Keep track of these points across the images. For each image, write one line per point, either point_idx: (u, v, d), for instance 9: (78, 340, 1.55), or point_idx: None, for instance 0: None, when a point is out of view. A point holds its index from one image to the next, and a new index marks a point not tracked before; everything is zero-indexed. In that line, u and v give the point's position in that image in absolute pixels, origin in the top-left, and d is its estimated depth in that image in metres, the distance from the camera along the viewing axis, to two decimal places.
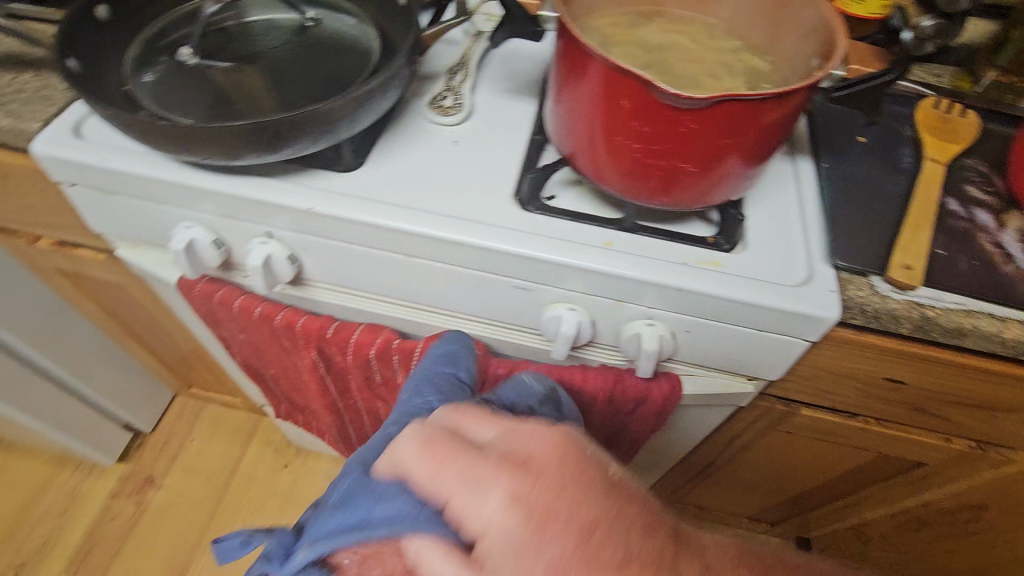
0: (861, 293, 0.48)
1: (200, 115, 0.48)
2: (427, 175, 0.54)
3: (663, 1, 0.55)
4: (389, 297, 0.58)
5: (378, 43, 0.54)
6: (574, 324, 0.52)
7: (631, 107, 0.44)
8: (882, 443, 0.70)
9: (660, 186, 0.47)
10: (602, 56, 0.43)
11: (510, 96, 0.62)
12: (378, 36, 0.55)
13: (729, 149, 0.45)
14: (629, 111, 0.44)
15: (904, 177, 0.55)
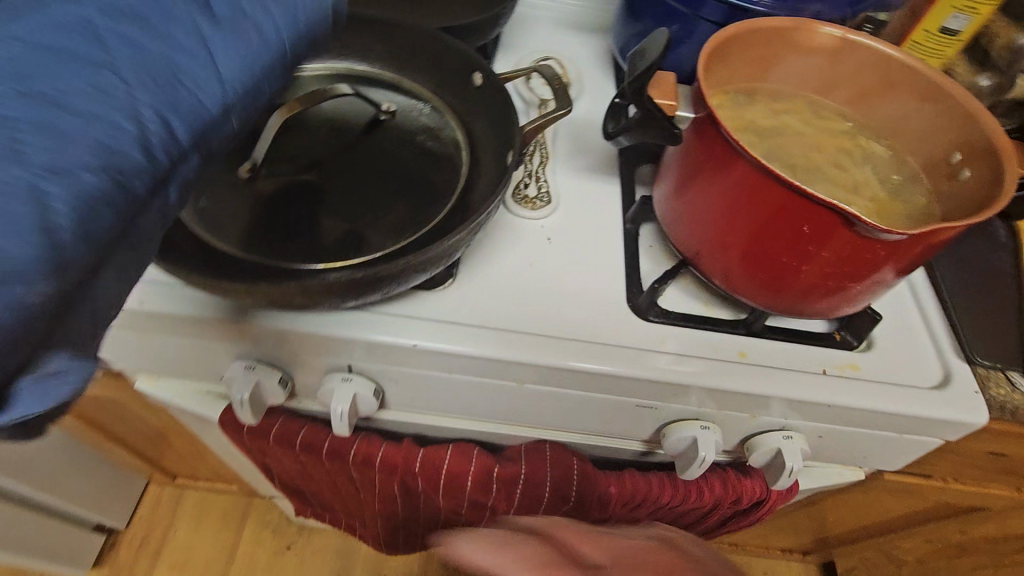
0: (1001, 392, 0.46)
1: (284, 251, 0.41)
2: (529, 284, 0.48)
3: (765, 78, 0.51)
4: (482, 417, 0.51)
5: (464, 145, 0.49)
6: (710, 444, 0.47)
7: (797, 221, 0.38)
8: (949, 494, 0.71)
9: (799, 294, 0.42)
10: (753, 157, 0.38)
11: (589, 175, 0.57)
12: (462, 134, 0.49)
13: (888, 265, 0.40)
14: (793, 226, 0.39)
15: (1005, 253, 0.54)
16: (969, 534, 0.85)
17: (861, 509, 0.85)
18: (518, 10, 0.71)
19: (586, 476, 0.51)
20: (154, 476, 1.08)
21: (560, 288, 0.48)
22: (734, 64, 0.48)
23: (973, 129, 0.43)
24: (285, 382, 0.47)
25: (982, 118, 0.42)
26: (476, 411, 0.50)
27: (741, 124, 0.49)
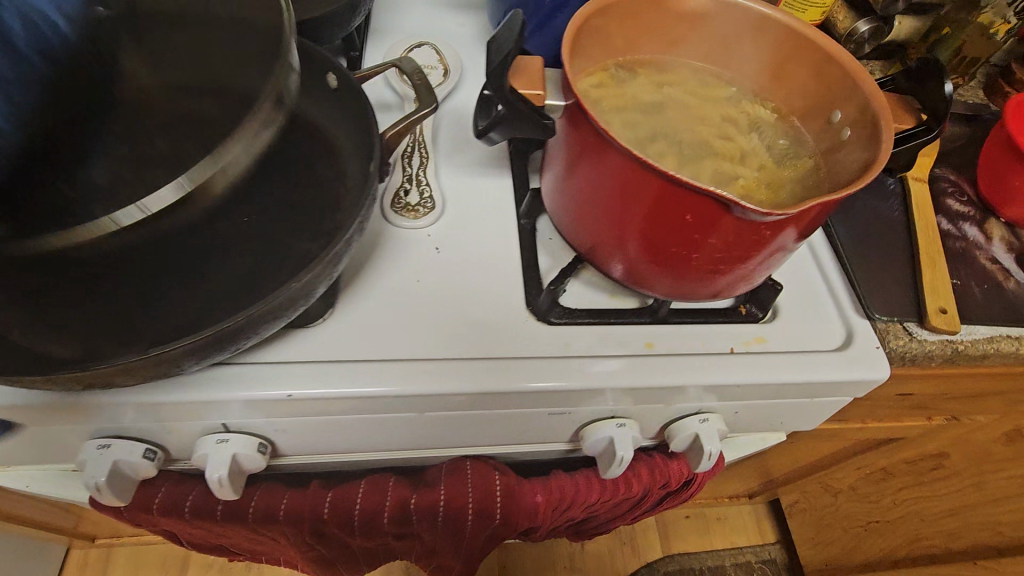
0: (901, 342, 0.47)
1: None
2: (420, 303, 0.44)
3: (645, 50, 0.49)
4: (393, 448, 0.48)
5: None
6: (628, 441, 0.45)
7: (671, 206, 0.36)
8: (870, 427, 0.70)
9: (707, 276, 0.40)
10: (625, 149, 0.35)
11: (478, 169, 0.53)
12: None
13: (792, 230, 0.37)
14: (667, 211, 0.36)
15: (895, 200, 0.55)
16: (894, 459, 0.86)
17: (797, 449, 0.85)
18: None
19: (510, 489, 0.49)
20: (74, 540, 0.99)
21: (454, 301, 0.45)
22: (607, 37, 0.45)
23: (847, 85, 0.42)
24: (155, 453, 0.42)
25: (855, 73, 0.41)
26: (384, 442, 0.47)
27: (623, 103, 0.46)
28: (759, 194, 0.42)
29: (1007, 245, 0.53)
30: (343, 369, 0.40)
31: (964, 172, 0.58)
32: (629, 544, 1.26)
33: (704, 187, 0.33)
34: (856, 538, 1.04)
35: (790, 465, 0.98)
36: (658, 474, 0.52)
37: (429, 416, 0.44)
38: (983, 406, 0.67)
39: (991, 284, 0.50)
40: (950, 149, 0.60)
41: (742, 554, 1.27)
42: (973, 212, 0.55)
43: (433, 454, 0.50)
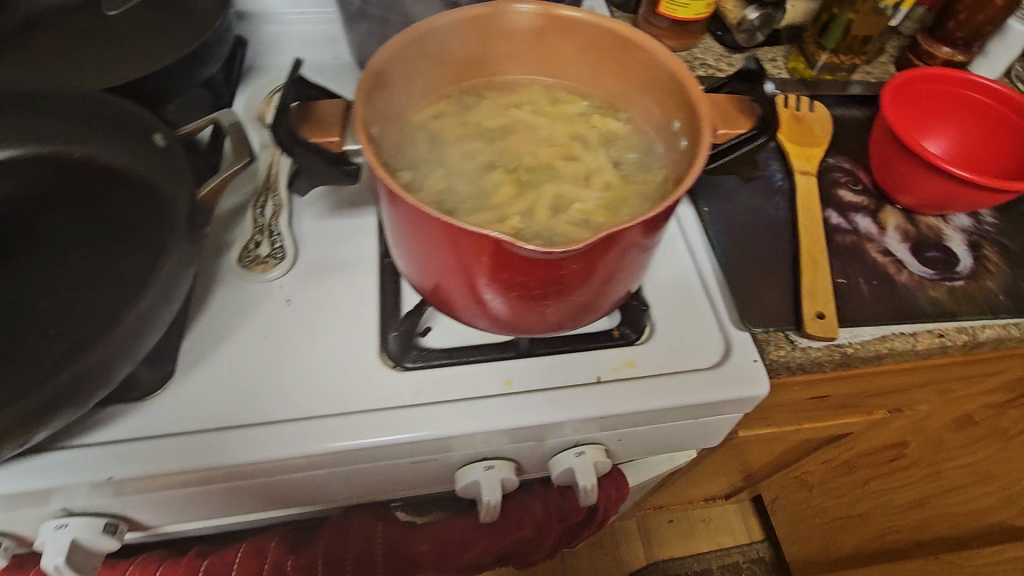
0: (780, 353, 0.45)
1: None
2: (265, 362, 0.43)
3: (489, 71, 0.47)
4: (267, 506, 0.47)
5: (153, 218, 0.42)
6: (496, 485, 0.44)
7: (473, 249, 0.35)
8: (807, 421, 0.65)
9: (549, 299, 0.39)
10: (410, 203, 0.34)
11: (339, 209, 0.51)
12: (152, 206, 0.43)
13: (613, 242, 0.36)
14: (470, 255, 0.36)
15: (781, 197, 0.52)
16: (855, 449, 0.79)
17: (751, 452, 0.80)
18: (264, 31, 0.64)
19: None
20: None
21: (303, 356, 0.43)
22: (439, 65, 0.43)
23: (677, 91, 0.39)
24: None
25: (680, 76, 0.38)
26: (255, 502, 0.45)
27: (463, 131, 0.44)
28: (599, 217, 0.40)
29: (903, 234, 0.50)
30: (176, 442, 0.39)
31: (860, 159, 0.55)
32: (612, 555, 1.22)
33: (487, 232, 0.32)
34: (833, 532, 1.00)
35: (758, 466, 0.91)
36: (554, 510, 0.51)
37: (285, 477, 0.43)
38: (919, 396, 0.64)
39: (882, 278, 0.47)
40: (844, 136, 0.57)
41: (729, 555, 1.24)
42: (867, 201, 0.52)
43: (317, 506, 0.49)
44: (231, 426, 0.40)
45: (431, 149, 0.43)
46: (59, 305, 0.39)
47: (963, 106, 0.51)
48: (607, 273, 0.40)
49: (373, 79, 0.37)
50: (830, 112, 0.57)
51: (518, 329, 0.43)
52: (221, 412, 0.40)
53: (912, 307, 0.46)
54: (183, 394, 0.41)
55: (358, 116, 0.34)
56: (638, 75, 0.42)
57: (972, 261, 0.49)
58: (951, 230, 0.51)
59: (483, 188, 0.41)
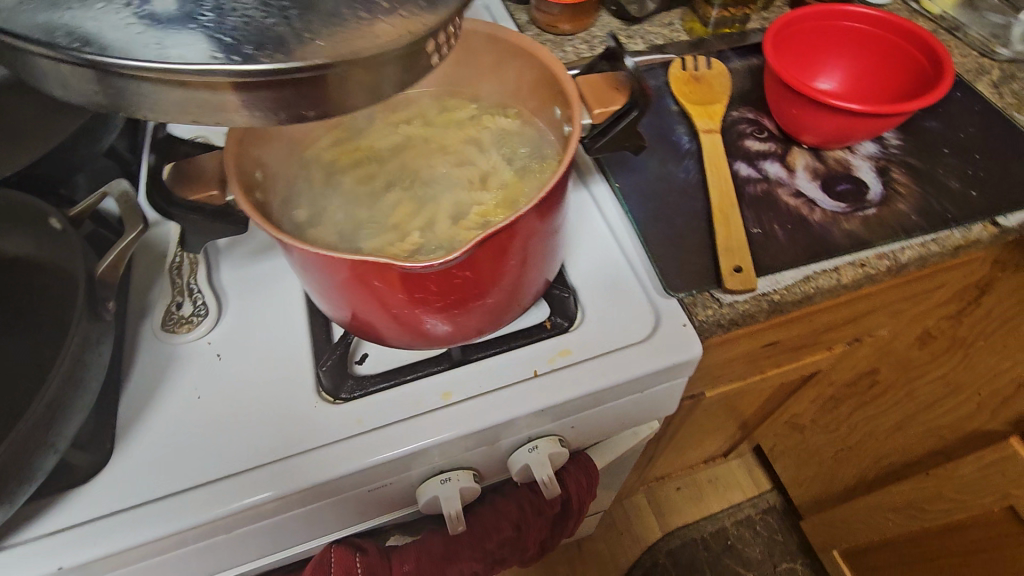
0: (709, 312, 0.45)
1: None
2: (204, 420, 0.42)
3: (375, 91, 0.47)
4: (239, 560, 0.47)
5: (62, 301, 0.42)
6: (455, 495, 0.44)
7: (377, 277, 0.36)
8: (772, 367, 0.67)
9: (468, 304, 0.40)
10: (301, 248, 0.34)
11: (259, 254, 0.51)
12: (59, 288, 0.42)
13: (513, 238, 0.37)
14: (378, 282, 0.36)
15: (690, 160, 0.53)
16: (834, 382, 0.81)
17: (731, 406, 0.80)
18: None
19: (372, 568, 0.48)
20: None
21: (240, 408, 0.43)
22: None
23: (550, 79, 0.39)
24: None
25: (548, 64, 0.38)
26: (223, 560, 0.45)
27: (356, 156, 0.44)
28: (498, 216, 0.40)
29: (812, 172, 0.51)
30: (121, 521, 0.38)
31: (762, 107, 0.56)
32: (627, 534, 1.23)
33: (378, 262, 0.32)
34: (832, 468, 1.01)
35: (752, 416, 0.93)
36: (529, 508, 0.52)
37: (243, 532, 0.43)
38: (872, 323, 0.65)
39: (796, 221, 0.48)
40: (743, 87, 0.58)
41: (741, 510, 1.25)
42: (775, 146, 0.53)
43: (293, 549, 0.49)
44: (177, 492, 0.40)
45: (327, 179, 0.43)
46: None
47: (848, 38, 0.51)
48: (518, 267, 0.40)
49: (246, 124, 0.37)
50: (726, 67, 0.57)
51: (447, 341, 0.43)
52: (164, 480, 0.40)
53: (828, 243, 0.47)
54: (123, 470, 0.40)
55: (230, 167, 0.34)
56: (514, 69, 0.42)
57: (881, 186, 0.50)
58: (859, 160, 0.52)
59: (381, 209, 0.41)
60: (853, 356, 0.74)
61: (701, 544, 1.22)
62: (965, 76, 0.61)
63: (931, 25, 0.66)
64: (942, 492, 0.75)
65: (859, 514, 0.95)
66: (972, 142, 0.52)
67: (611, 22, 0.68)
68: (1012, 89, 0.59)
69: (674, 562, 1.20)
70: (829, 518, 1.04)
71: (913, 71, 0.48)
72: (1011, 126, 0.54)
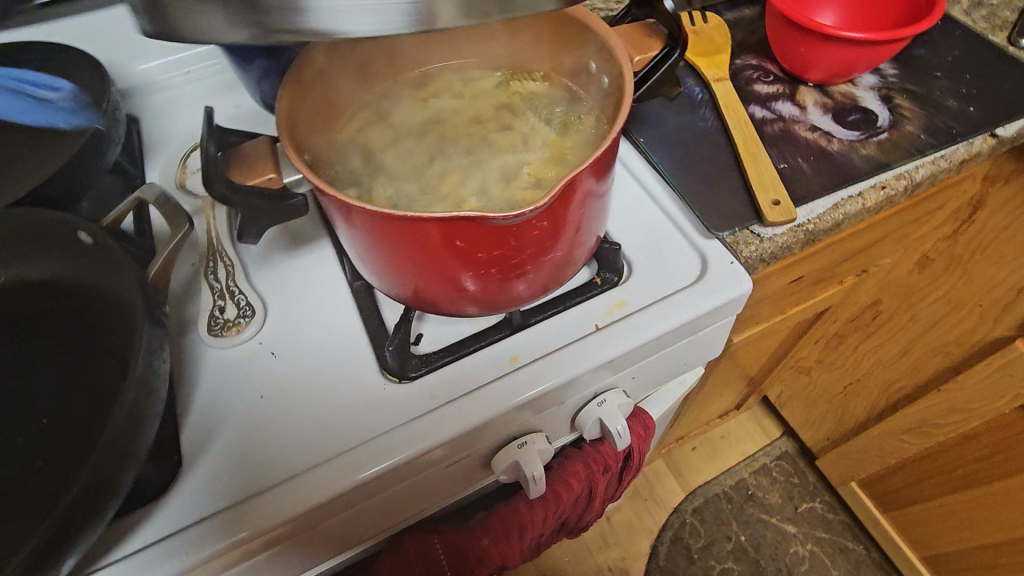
0: (752, 248, 0.47)
1: None
2: (272, 417, 0.42)
3: (399, 70, 0.47)
4: (320, 559, 0.46)
5: (107, 315, 0.40)
6: (533, 458, 0.44)
7: (448, 239, 0.36)
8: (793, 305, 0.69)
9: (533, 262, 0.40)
10: (373, 217, 0.34)
11: (293, 249, 0.50)
12: (101, 303, 0.40)
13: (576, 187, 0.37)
14: (448, 245, 0.36)
15: (705, 109, 0.54)
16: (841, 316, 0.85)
17: (751, 352, 0.83)
18: (153, 100, 0.62)
19: (452, 549, 0.49)
20: None
21: (307, 401, 0.42)
22: (350, 76, 0.43)
23: (582, 33, 0.40)
24: None
25: (580, 17, 0.39)
26: (306, 560, 0.44)
27: (392, 135, 0.44)
28: (549, 173, 0.40)
29: (822, 107, 0.53)
30: (208, 527, 0.37)
31: (762, 52, 0.58)
32: (652, 500, 1.26)
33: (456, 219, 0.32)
34: (841, 404, 1.06)
35: (765, 363, 0.97)
36: (595, 466, 0.52)
37: (327, 525, 0.42)
38: (880, 252, 0.68)
39: (817, 154, 0.50)
40: (741, 37, 0.59)
41: (756, 460, 1.29)
42: (782, 87, 0.55)
43: (369, 543, 0.48)
44: (259, 492, 0.39)
45: (367, 159, 0.42)
46: (39, 434, 0.37)
47: None
48: (575, 222, 0.41)
49: (292, 106, 0.36)
50: (723, 19, 0.59)
51: (507, 306, 0.44)
52: (245, 481, 0.39)
53: (850, 170, 0.49)
54: (199, 477, 0.39)
55: (287, 146, 0.34)
56: (541, 30, 0.43)
57: (887, 112, 0.52)
58: (862, 91, 0.54)
59: (430, 182, 0.41)
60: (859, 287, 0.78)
61: (724, 499, 1.26)
62: None
63: None
64: (955, 405, 0.79)
65: (873, 443, 0.99)
66: (961, 64, 0.55)
67: None
68: (982, 14, 0.63)
69: (700, 519, 1.23)
70: (843, 453, 1.08)
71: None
72: (991, 46, 0.57)
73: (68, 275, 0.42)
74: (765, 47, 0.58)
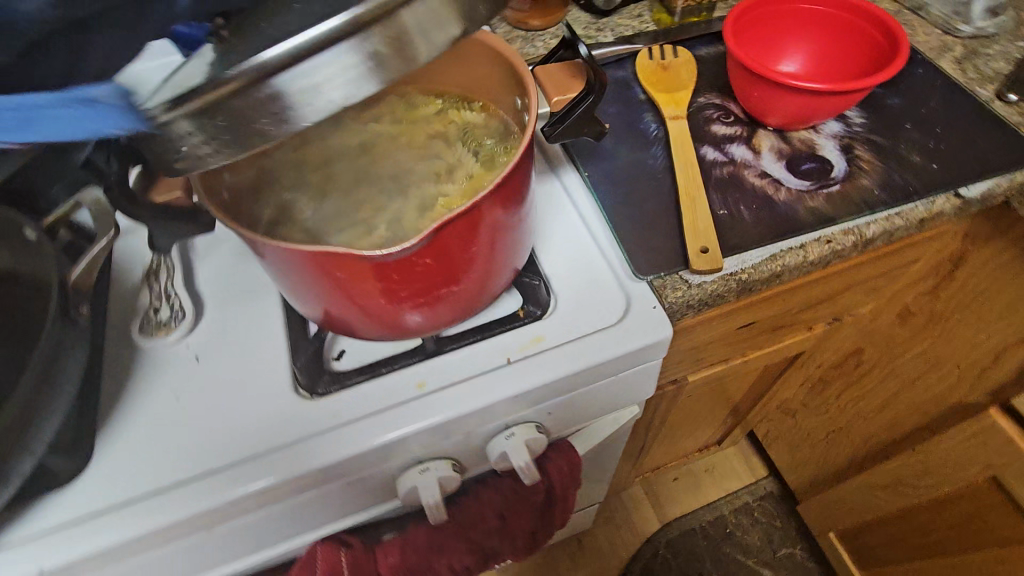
0: (679, 293, 0.46)
1: None
2: (183, 419, 0.43)
3: None
4: (226, 560, 0.47)
5: None
6: (433, 484, 0.45)
7: (346, 269, 0.36)
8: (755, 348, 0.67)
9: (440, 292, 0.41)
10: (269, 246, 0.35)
11: (235, 256, 0.52)
12: None
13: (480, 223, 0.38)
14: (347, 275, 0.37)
15: (658, 146, 0.53)
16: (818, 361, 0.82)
17: (719, 391, 0.80)
18: None
19: (358, 563, 0.49)
20: None
21: (219, 407, 0.44)
22: None
23: (507, 69, 0.40)
24: None
25: (504, 54, 0.39)
26: (209, 559, 0.46)
27: (325, 155, 0.45)
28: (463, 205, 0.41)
29: (778, 153, 0.52)
30: (103, 521, 0.39)
31: (727, 91, 0.57)
32: (626, 527, 1.23)
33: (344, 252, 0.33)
34: (824, 450, 1.02)
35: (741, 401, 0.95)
36: (512, 497, 0.53)
37: (225, 530, 0.43)
38: (850, 302, 0.66)
39: (762, 201, 0.49)
40: (710, 74, 0.58)
41: (738, 498, 1.25)
42: (741, 129, 0.54)
43: (279, 549, 0.49)
44: (156, 492, 0.40)
45: (296, 177, 0.44)
46: None
47: (813, 21, 0.52)
48: (485, 256, 0.41)
49: None
50: (692, 55, 0.58)
51: (420, 332, 0.44)
52: (147, 480, 0.41)
53: (793, 221, 0.47)
54: (105, 472, 0.41)
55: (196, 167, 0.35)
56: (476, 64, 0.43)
57: (845, 163, 0.51)
58: (824, 138, 0.52)
59: (349, 205, 0.42)
60: (834, 334, 0.75)
61: (700, 534, 1.23)
62: (930, 53, 0.61)
63: (896, 7, 0.67)
64: (930, 468, 0.76)
65: (852, 495, 0.95)
66: (934, 117, 0.53)
67: (580, 16, 0.69)
68: (975, 64, 0.59)
69: (673, 552, 1.21)
70: (823, 501, 1.04)
71: (870, 49, 0.49)
72: (972, 100, 0.55)
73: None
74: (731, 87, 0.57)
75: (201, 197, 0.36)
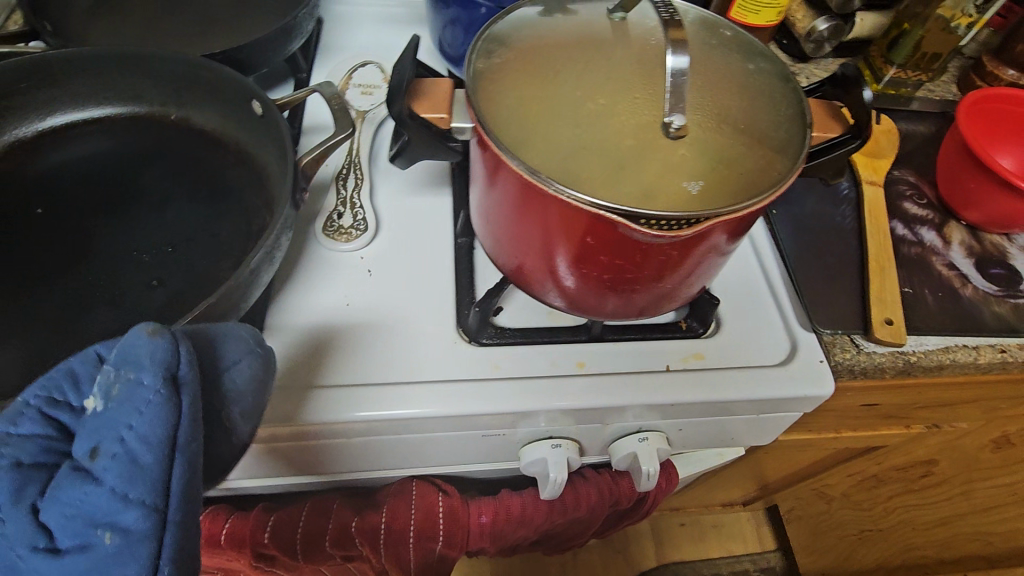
0: (848, 356, 0.45)
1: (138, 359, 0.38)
2: (350, 332, 0.44)
3: (545, 25, 0.42)
4: (338, 471, 0.49)
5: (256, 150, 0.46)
6: (560, 463, 0.46)
7: (580, 233, 0.36)
8: (853, 430, 0.67)
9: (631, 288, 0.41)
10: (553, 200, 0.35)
11: (416, 191, 0.53)
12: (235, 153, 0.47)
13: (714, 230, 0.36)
14: (577, 238, 0.37)
15: (848, 206, 0.53)
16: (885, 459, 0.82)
17: (787, 459, 0.80)
18: (333, 10, 0.65)
19: (452, 511, 0.50)
20: None
21: (385, 329, 0.45)
22: (538, 22, 0.43)
23: (792, 106, 0.39)
24: None
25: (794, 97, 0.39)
26: (326, 467, 0.48)
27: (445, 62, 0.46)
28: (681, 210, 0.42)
29: (967, 249, 0.51)
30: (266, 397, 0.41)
31: (924, 175, 0.57)
32: (625, 556, 1.24)
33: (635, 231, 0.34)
34: (852, 546, 1.00)
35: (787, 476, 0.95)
36: (607, 495, 0.52)
37: (358, 442, 0.44)
38: (958, 414, 0.65)
39: (947, 292, 0.48)
40: (906, 153, 0.58)
41: (741, 562, 1.25)
42: (933, 215, 0.54)
43: (378, 476, 0.51)
44: (315, 388, 0.42)
45: (498, 67, 0.40)
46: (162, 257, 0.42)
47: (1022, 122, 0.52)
48: (692, 266, 0.40)
49: (499, 73, 0.39)
50: (895, 125, 0.57)
51: (594, 314, 0.45)
52: (311, 377, 0.42)
53: (975, 320, 0.47)
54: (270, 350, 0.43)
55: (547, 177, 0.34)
56: (755, 77, 0.41)
57: None
58: (1015, 250, 0.52)
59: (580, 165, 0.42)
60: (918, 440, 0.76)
61: None
62: None
63: None
64: None
65: None
66: None
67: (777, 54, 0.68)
68: None
69: None
70: None
71: None
72: None
73: (242, 143, 0.48)
74: (926, 171, 0.57)
75: (535, 175, 0.34)
